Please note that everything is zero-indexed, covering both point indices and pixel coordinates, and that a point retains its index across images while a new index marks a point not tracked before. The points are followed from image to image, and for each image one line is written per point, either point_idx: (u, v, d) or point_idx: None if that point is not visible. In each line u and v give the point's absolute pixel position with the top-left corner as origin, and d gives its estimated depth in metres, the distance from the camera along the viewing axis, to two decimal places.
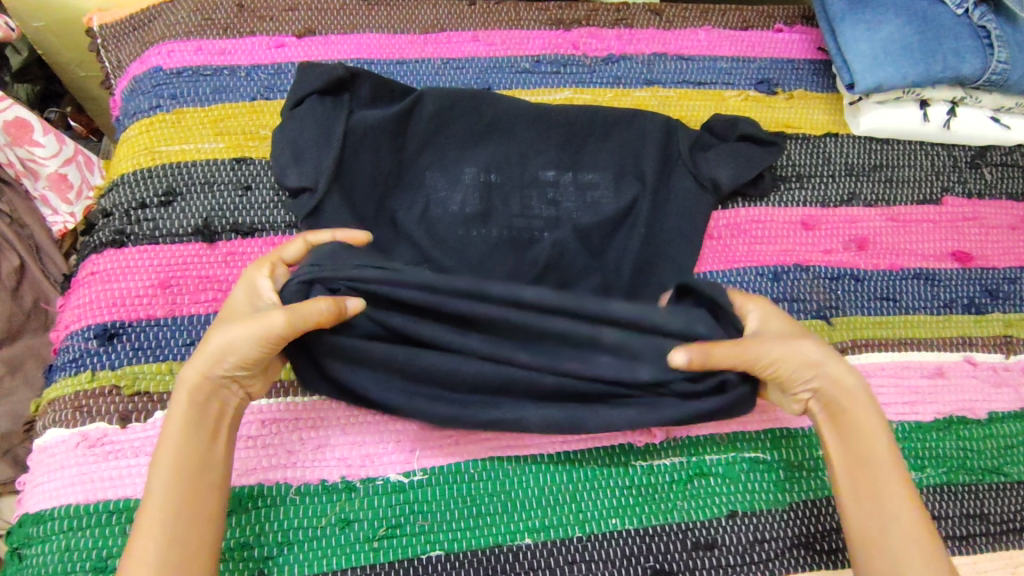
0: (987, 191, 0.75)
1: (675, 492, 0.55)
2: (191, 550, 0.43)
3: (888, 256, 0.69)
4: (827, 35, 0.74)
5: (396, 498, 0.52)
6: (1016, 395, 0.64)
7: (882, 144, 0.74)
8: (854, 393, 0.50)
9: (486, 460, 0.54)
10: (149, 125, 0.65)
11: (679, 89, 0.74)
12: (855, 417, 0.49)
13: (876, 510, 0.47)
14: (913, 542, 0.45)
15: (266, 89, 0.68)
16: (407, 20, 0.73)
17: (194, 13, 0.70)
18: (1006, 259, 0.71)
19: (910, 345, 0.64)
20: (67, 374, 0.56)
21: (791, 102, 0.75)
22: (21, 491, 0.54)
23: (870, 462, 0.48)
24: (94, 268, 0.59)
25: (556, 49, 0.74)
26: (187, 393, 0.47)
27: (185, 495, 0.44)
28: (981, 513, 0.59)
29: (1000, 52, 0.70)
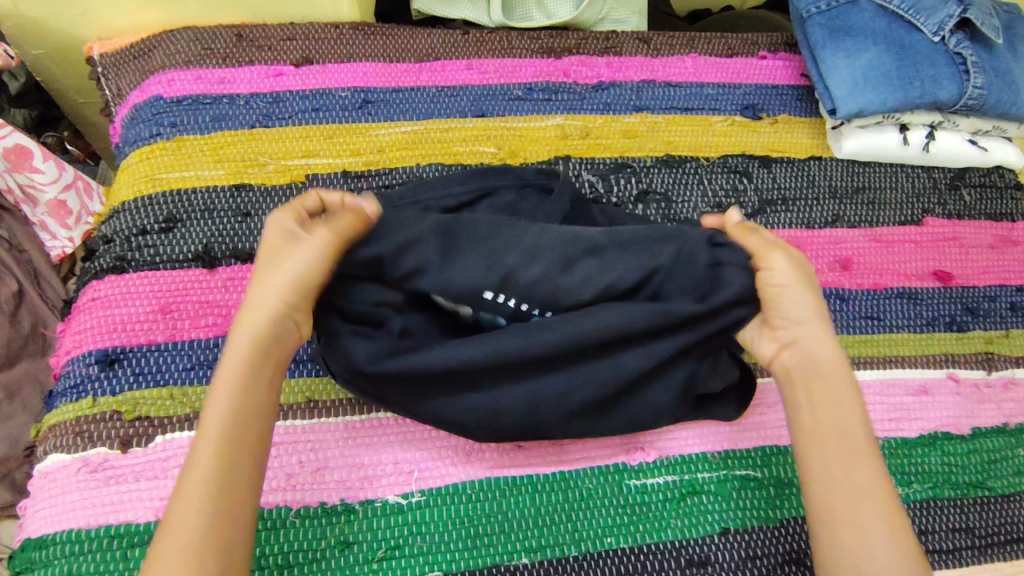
0: (966, 212, 0.77)
1: (669, 510, 0.56)
2: (222, 522, 0.41)
3: (872, 275, 0.71)
4: (809, 62, 0.77)
5: (395, 519, 0.53)
6: (997, 411, 0.66)
7: (864, 167, 0.77)
8: (832, 359, 0.49)
9: (483, 481, 0.55)
10: (150, 153, 0.67)
11: (667, 115, 0.76)
12: (828, 382, 0.49)
13: (847, 483, 0.45)
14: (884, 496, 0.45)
15: (265, 117, 0.69)
16: (402, 49, 0.74)
17: (194, 42, 0.71)
18: (985, 277, 0.73)
19: (894, 362, 0.66)
20: (68, 400, 0.56)
21: (775, 127, 0.78)
22: (21, 516, 0.54)
23: (840, 431, 0.47)
24: (95, 295, 0.60)
25: (548, 77, 0.76)
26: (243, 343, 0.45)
27: (228, 459, 0.42)
28: (967, 528, 0.60)
29: (976, 77, 0.73)
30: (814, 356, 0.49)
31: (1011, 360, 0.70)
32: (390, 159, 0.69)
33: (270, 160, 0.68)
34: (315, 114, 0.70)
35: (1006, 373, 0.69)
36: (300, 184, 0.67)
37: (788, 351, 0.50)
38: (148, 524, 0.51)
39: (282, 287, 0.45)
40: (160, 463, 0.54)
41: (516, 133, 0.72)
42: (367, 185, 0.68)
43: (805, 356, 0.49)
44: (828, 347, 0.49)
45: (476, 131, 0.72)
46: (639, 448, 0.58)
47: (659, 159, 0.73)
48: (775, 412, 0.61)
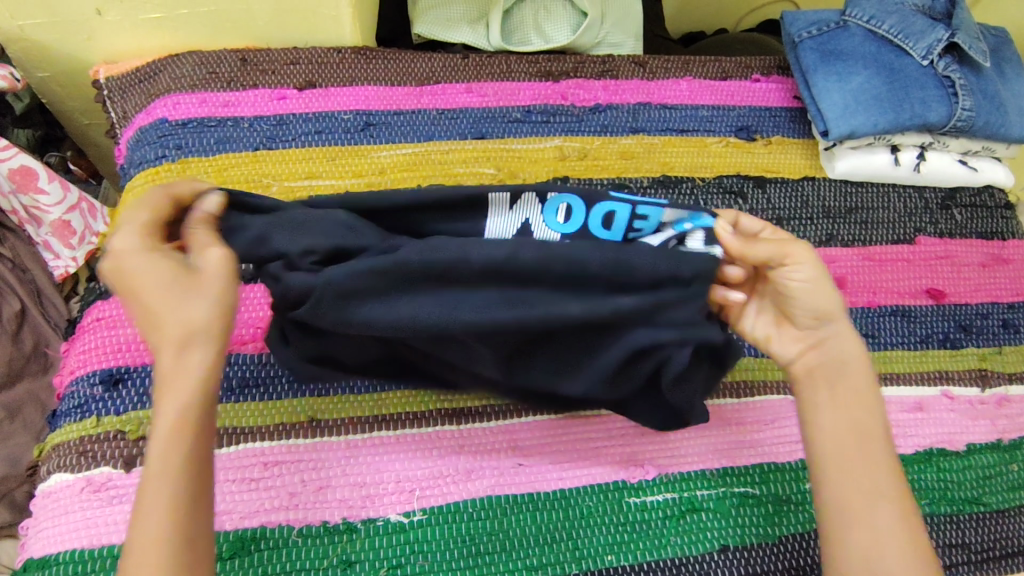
0: (958, 231, 0.78)
1: (668, 528, 0.57)
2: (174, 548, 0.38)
3: (866, 293, 0.72)
4: (801, 85, 0.78)
5: (396, 538, 0.54)
6: (991, 427, 0.67)
7: (857, 187, 0.78)
8: (857, 363, 0.50)
9: (484, 499, 0.56)
10: (154, 175, 0.68)
11: (663, 137, 0.77)
12: (851, 385, 0.50)
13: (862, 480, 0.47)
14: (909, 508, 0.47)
15: (269, 139, 0.70)
16: (403, 72, 0.76)
17: (199, 66, 0.73)
18: (978, 295, 0.75)
19: (890, 380, 0.67)
20: (71, 420, 0.57)
21: (769, 148, 0.79)
22: (24, 536, 0.54)
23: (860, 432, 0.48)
24: (99, 315, 0.61)
25: (546, 100, 0.77)
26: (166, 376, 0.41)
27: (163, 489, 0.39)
28: (963, 544, 0.61)
29: (965, 100, 0.74)
30: (839, 359, 0.50)
31: (1004, 376, 0.71)
32: (391, 180, 0.70)
33: (273, 181, 0.69)
34: (318, 137, 0.71)
35: (1000, 390, 0.70)
36: None
37: (811, 352, 0.50)
38: None
39: (188, 316, 0.40)
40: None
41: (515, 154, 0.74)
42: None
43: (833, 357, 0.50)
44: (843, 358, 0.50)
45: (476, 153, 0.73)
46: (638, 465, 0.59)
47: (655, 180, 0.74)
48: (771, 430, 0.62)
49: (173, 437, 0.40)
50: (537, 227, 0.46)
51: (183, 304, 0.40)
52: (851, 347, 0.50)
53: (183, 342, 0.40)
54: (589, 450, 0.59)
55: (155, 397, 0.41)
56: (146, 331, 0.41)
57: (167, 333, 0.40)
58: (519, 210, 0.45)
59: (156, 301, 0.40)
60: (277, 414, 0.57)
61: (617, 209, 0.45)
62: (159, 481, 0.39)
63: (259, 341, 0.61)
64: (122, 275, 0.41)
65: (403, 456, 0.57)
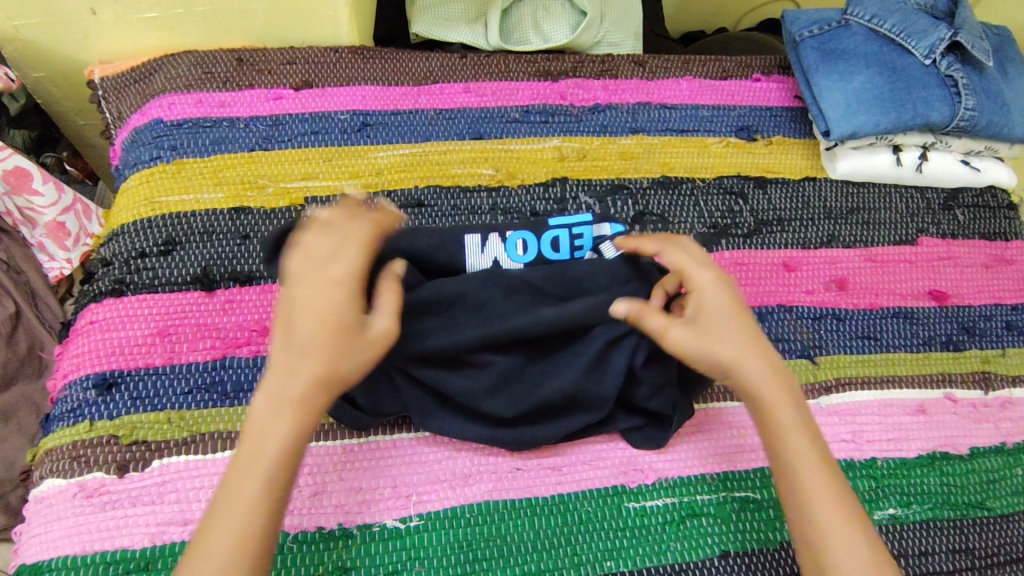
0: (960, 231, 0.78)
1: (668, 533, 0.56)
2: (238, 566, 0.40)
3: (868, 295, 0.71)
4: (802, 85, 0.78)
5: (393, 544, 0.53)
6: (995, 430, 0.66)
7: (859, 187, 0.78)
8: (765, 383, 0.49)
9: (481, 504, 0.55)
10: (149, 176, 0.67)
11: (663, 137, 0.77)
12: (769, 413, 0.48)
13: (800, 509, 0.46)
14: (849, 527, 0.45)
15: (265, 140, 0.70)
16: (401, 72, 0.75)
17: (195, 66, 0.72)
18: (981, 297, 0.74)
19: (893, 382, 0.66)
20: (64, 425, 0.56)
21: (770, 148, 0.78)
22: (16, 542, 0.54)
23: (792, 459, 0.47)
24: (93, 318, 0.60)
25: (545, 100, 0.77)
26: (287, 398, 0.43)
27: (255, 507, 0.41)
28: (966, 549, 0.60)
29: (967, 99, 0.74)
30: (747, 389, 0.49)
31: (1007, 379, 0.70)
32: (389, 181, 0.70)
33: (269, 182, 0.68)
34: (315, 137, 0.71)
35: (1002, 393, 0.69)
36: (300, 207, 0.67)
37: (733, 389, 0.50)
38: (145, 551, 0.51)
39: (343, 356, 0.44)
40: (157, 489, 0.53)
41: (514, 155, 0.73)
42: None
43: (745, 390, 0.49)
44: (752, 388, 0.49)
45: (474, 153, 0.73)
46: (638, 469, 0.58)
47: (655, 180, 0.74)
48: None
49: (277, 460, 0.42)
50: (504, 260, 0.57)
51: (340, 346, 0.44)
52: (754, 371, 0.49)
53: (322, 379, 0.44)
54: (588, 454, 0.58)
55: (270, 412, 0.43)
56: (284, 353, 0.44)
57: (314, 366, 0.44)
58: (487, 250, 0.57)
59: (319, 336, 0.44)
60: None
61: (559, 234, 0.58)
62: (255, 499, 0.41)
63: (254, 344, 0.60)
64: (305, 292, 0.45)
65: (400, 461, 0.56)
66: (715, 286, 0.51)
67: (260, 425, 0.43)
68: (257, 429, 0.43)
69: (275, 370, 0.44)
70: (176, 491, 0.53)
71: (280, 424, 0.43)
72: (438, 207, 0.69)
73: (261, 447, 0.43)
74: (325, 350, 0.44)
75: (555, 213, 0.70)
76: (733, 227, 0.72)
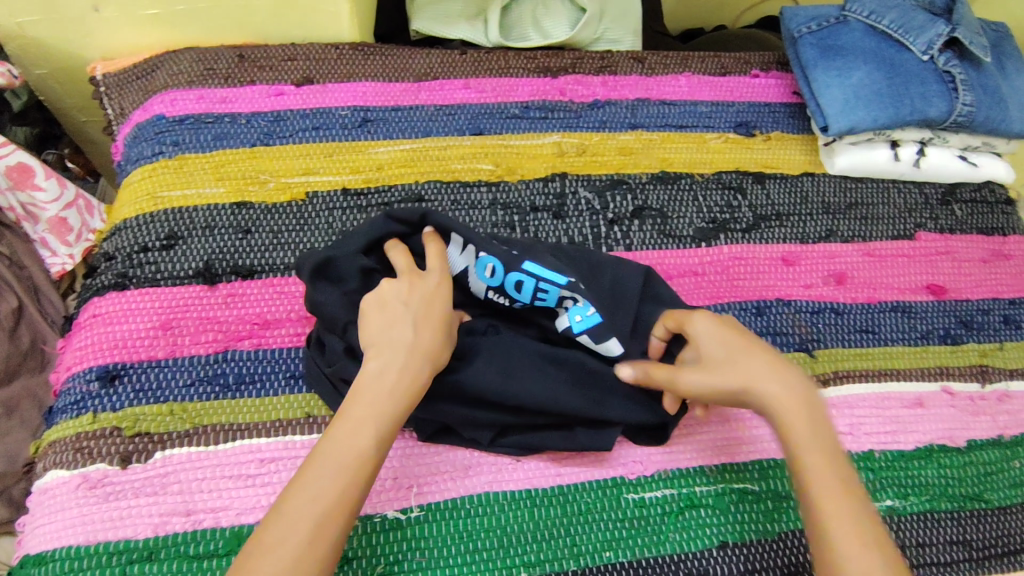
0: (958, 226, 0.78)
1: (667, 524, 0.56)
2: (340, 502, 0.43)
3: (866, 290, 0.71)
4: (801, 81, 0.78)
5: (394, 535, 0.53)
6: (992, 423, 0.67)
7: (857, 183, 0.78)
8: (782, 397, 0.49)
9: (481, 495, 0.56)
10: (152, 171, 0.67)
11: (662, 133, 0.77)
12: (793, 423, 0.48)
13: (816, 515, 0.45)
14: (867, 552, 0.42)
15: (266, 135, 0.70)
16: (401, 69, 0.76)
17: (197, 63, 0.73)
18: (978, 291, 0.74)
19: (890, 376, 0.67)
20: (68, 416, 0.56)
21: (768, 144, 0.79)
22: (20, 533, 0.54)
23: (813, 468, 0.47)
24: (96, 311, 0.61)
25: (545, 96, 0.77)
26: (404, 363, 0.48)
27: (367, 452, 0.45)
28: (964, 540, 0.60)
29: (965, 95, 0.74)
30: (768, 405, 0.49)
31: (1005, 372, 0.70)
32: (389, 176, 0.70)
33: (270, 177, 0.68)
34: (316, 133, 0.71)
35: (1000, 386, 0.69)
36: (301, 202, 0.68)
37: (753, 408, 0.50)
38: (147, 541, 0.51)
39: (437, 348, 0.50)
40: (160, 480, 0.54)
41: (514, 150, 0.74)
42: (367, 203, 0.69)
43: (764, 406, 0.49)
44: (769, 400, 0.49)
45: (474, 149, 0.73)
46: (637, 461, 0.58)
47: (654, 176, 0.74)
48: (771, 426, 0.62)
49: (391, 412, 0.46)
50: (469, 276, 0.55)
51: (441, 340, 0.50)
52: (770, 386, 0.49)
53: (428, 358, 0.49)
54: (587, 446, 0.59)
55: (390, 368, 0.47)
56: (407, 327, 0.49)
57: (426, 346, 0.49)
58: (461, 257, 0.54)
59: (429, 326, 0.49)
60: (276, 410, 0.58)
61: (526, 280, 0.53)
62: (369, 443, 0.45)
63: (256, 337, 0.61)
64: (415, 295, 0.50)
65: (401, 453, 0.56)
66: (716, 325, 0.52)
67: (378, 379, 0.47)
68: (369, 392, 0.46)
69: (381, 346, 0.48)
70: (179, 481, 0.54)
71: (391, 393, 0.47)
72: (438, 202, 0.69)
73: (374, 406, 0.46)
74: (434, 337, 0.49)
75: (554, 208, 0.70)
76: (731, 222, 0.73)
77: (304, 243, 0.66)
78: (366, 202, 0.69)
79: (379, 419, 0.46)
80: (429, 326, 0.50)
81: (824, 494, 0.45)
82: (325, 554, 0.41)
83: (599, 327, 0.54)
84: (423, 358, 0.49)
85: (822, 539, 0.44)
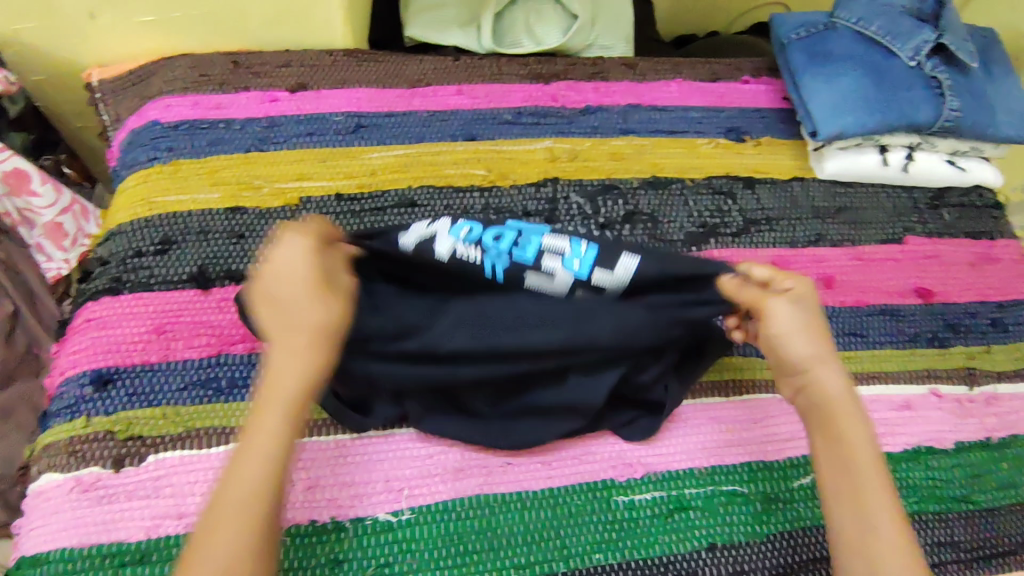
0: (947, 230, 0.79)
1: (656, 526, 0.57)
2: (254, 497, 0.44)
3: (855, 293, 0.72)
4: (790, 86, 0.79)
5: (385, 537, 0.54)
6: (980, 425, 0.67)
7: (846, 187, 0.79)
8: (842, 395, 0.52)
9: (472, 498, 0.56)
10: (147, 176, 0.68)
11: (653, 138, 0.78)
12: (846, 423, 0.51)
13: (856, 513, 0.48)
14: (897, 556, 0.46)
15: (260, 141, 0.71)
16: (394, 75, 0.77)
17: (192, 69, 0.74)
18: (966, 294, 0.75)
19: (879, 378, 0.67)
20: (61, 421, 0.57)
21: (759, 149, 0.79)
22: (13, 536, 0.54)
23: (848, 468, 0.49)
24: (90, 316, 0.61)
25: (537, 101, 0.78)
26: (291, 347, 0.48)
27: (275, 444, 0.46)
28: (951, 542, 0.61)
29: (952, 100, 0.75)
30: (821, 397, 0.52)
31: (993, 375, 0.71)
32: (382, 181, 0.71)
33: (265, 183, 0.69)
34: (310, 139, 0.72)
35: (988, 388, 0.70)
36: (294, 207, 0.68)
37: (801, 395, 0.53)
38: (140, 543, 0.52)
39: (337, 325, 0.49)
40: (152, 483, 0.54)
41: (506, 155, 0.74)
42: (360, 208, 0.69)
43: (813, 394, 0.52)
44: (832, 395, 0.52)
45: (467, 154, 0.74)
46: (626, 464, 0.59)
47: (645, 181, 0.75)
48: (760, 429, 0.62)
49: (291, 398, 0.47)
50: (443, 239, 0.55)
51: (333, 312, 0.49)
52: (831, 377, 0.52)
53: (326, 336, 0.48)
54: (578, 449, 0.59)
55: (273, 360, 0.48)
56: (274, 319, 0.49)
57: (309, 327, 0.48)
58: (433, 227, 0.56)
59: (307, 306, 0.48)
60: None
61: (507, 233, 0.57)
62: (274, 433, 0.46)
63: (249, 341, 0.61)
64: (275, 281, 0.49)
65: (393, 456, 0.57)
66: (787, 312, 0.52)
67: (276, 371, 0.47)
68: (268, 386, 0.47)
69: (278, 336, 0.48)
70: (171, 485, 0.54)
71: (296, 378, 0.47)
72: (430, 207, 0.70)
73: (274, 398, 0.47)
74: (321, 313, 0.48)
75: (546, 213, 0.71)
76: (721, 226, 0.74)
77: None
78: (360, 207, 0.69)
79: (280, 408, 0.47)
80: (313, 301, 0.48)
81: (869, 492, 0.48)
82: (246, 544, 0.42)
83: (592, 257, 0.55)
84: (322, 335, 0.48)
85: (839, 540, 0.48)
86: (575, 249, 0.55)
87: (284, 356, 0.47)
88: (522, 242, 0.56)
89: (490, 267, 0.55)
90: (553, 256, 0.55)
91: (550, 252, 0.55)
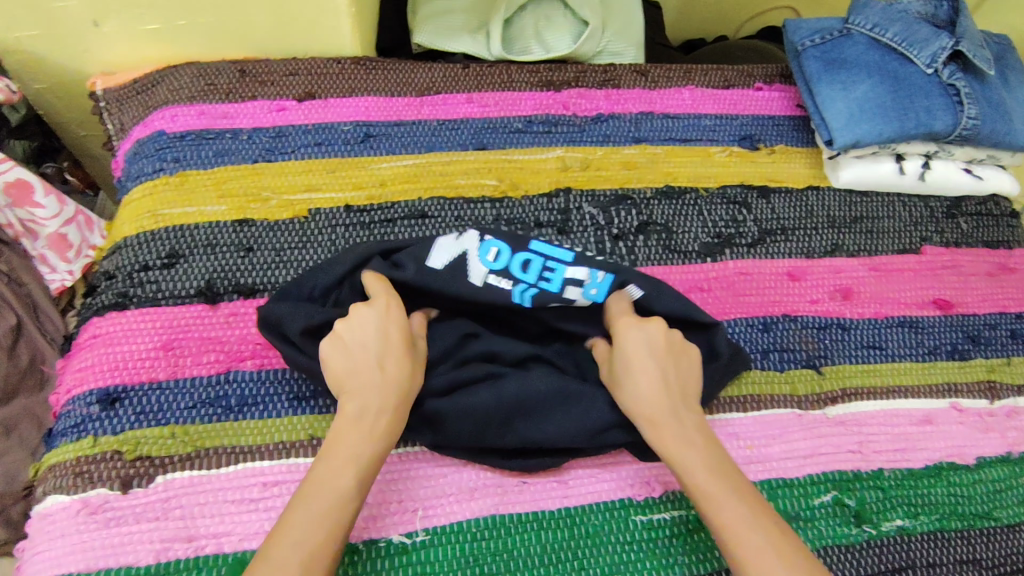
0: (964, 240, 0.78)
1: (676, 546, 0.56)
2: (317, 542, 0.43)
3: (873, 304, 0.71)
4: (805, 93, 0.78)
5: (400, 559, 0.52)
6: (1001, 440, 0.66)
7: (861, 196, 0.78)
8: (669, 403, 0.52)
9: (488, 518, 0.55)
10: (152, 188, 0.67)
11: (666, 147, 0.77)
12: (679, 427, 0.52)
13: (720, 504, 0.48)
14: (769, 560, 0.44)
15: (267, 151, 0.70)
16: (403, 83, 0.75)
17: (198, 78, 0.72)
18: (985, 305, 0.74)
19: (898, 393, 0.66)
20: (67, 440, 0.56)
21: (773, 158, 0.78)
22: (19, 559, 0.53)
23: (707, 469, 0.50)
24: (96, 332, 0.60)
25: (548, 110, 0.77)
26: (370, 402, 0.50)
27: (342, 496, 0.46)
28: (974, 559, 0.60)
29: (970, 108, 0.74)
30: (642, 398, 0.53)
31: (1014, 388, 0.70)
32: (392, 192, 0.70)
33: (272, 195, 0.68)
34: (318, 149, 0.70)
35: (1008, 402, 0.69)
36: (303, 219, 0.67)
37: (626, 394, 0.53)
38: (148, 567, 0.50)
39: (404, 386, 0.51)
40: (162, 504, 0.53)
41: (517, 165, 0.73)
42: (370, 219, 0.68)
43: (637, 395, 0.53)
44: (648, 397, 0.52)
45: (477, 164, 0.72)
46: (643, 482, 0.58)
47: (659, 190, 0.74)
48: (779, 444, 0.61)
49: (364, 454, 0.48)
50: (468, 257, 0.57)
51: (405, 374, 0.52)
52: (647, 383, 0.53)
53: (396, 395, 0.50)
54: (594, 467, 0.58)
55: (355, 415, 0.49)
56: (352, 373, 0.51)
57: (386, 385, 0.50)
58: (461, 240, 0.58)
59: (388, 364, 0.51)
60: (278, 432, 0.57)
61: (533, 256, 0.58)
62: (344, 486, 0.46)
63: (258, 357, 0.60)
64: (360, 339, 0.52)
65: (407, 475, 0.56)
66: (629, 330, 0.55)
67: (351, 425, 0.49)
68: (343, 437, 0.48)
69: (353, 394, 0.50)
70: (181, 506, 0.53)
71: (371, 428, 0.49)
72: (441, 219, 0.69)
73: (348, 451, 0.48)
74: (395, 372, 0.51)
75: (558, 224, 0.70)
76: (737, 237, 0.72)
77: (307, 262, 0.65)
78: (369, 220, 0.68)
79: (352, 461, 0.47)
80: (390, 365, 0.51)
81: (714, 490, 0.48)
82: None
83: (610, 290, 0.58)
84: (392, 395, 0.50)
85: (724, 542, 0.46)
86: (596, 283, 0.58)
87: (363, 412, 0.49)
88: (549, 271, 0.57)
89: (518, 294, 0.56)
90: (575, 285, 0.57)
91: (573, 282, 0.57)
